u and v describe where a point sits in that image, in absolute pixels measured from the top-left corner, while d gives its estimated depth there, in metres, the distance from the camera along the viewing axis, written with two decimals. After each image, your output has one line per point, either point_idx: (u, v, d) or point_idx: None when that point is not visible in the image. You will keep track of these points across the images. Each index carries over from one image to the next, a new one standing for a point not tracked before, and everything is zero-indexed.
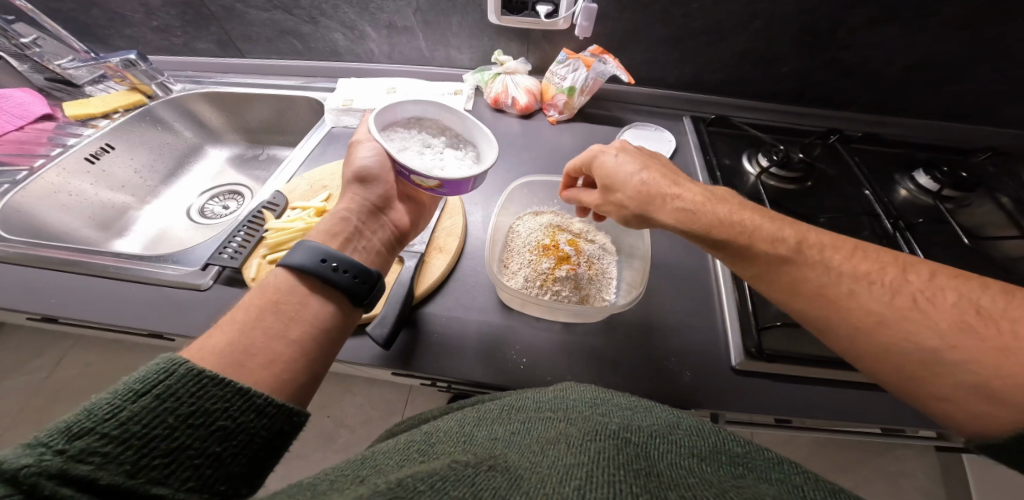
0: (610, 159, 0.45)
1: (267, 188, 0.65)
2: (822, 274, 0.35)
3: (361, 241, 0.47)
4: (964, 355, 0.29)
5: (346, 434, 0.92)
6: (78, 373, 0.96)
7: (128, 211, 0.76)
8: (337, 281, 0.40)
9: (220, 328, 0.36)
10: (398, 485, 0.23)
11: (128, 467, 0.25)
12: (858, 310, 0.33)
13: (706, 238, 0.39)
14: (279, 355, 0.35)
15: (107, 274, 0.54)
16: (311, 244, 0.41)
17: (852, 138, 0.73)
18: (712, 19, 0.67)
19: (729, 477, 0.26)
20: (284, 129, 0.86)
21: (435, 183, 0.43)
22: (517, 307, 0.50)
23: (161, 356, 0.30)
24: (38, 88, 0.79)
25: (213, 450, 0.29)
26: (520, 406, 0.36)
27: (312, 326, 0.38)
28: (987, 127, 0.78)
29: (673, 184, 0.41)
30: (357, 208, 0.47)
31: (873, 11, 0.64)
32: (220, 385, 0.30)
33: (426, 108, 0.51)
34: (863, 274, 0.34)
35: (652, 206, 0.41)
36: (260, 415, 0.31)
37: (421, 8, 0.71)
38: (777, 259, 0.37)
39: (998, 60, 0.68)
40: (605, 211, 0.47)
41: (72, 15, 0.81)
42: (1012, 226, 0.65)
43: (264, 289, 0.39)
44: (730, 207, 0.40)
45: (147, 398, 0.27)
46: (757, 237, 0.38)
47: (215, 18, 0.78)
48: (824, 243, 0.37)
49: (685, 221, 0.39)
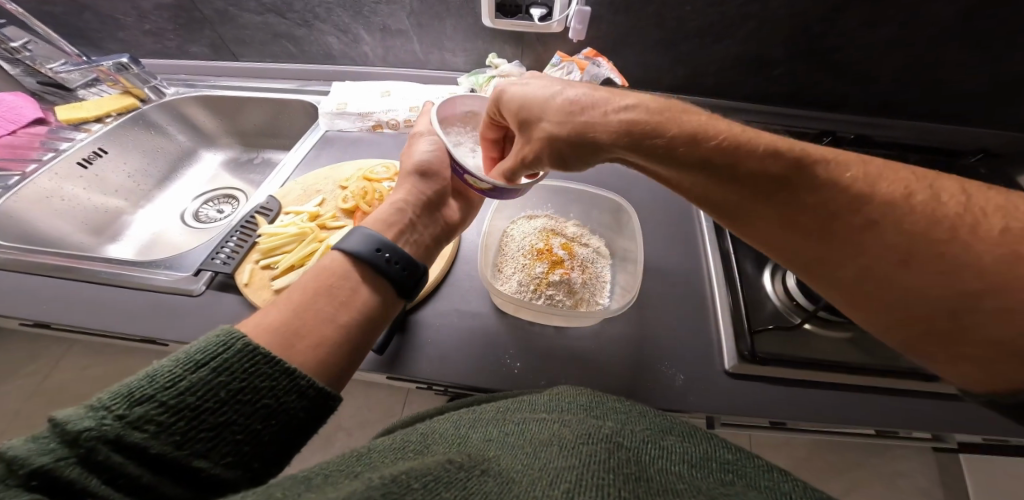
0: (523, 89, 0.40)
1: (262, 192, 0.65)
2: (828, 196, 0.28)
3: (414, 233, 0.47)
4: (1006, 294, 0.23)
5: (343, 438, 0.92)
6: (77, 377, 0.96)
7: (121, 216, 0.76)
8: (389, 273, 0.40)
9: (278, 304, 0.36)
10: (393, 480, 0.23)
11: (177, 438, 0.25)
12: (876, 243, 0.27)
13: (671, 154, 0.32)
14: (327, 338, 0.35)
15: (101, 280, 0.54)
16: (367, 231, 0.42)
17: (845, 140, 0.73)
18: (706, 21, 0.67)
19: (719, 484, 0.26)
20: (279, 132, 0.86)
21: (487, 186, 0.43)
22: (510, 311, 0.50)
23: (220, 327, 0.31)
24: (30, 92, 0.78)
25: (254, 428, 0.28)
26: (521, 406, 0.36)
27: (358, 312, 0.38)
28: (983, 128, 0.78)
29: (624, 95, 0.36)
30: (414, 199, 0.48)
31: (865, 13, 0.64)
32: (270, 363, 0.30)
33: (485, 104, 0.51)
34: (882, 197, 0.27)
35: (593, 124, 0.35)
36: (301, 396, 0.31)
37: (414, 12, 0.71)
38: (773, 179, 0.29)
39: (991, 63, 0.68)
40: (526, 154, 0.40)
41: (62, 18, 0.80)
42: None
43: (320, 271, 0.39)
44: (701, 118, 0.33)
45: (205, 369, 0.28)
46: (744, 153, 0.30)
47: (207, 21, 0.78)
48: (829, 158, 0.29)
49: (628, 134, 0.33)
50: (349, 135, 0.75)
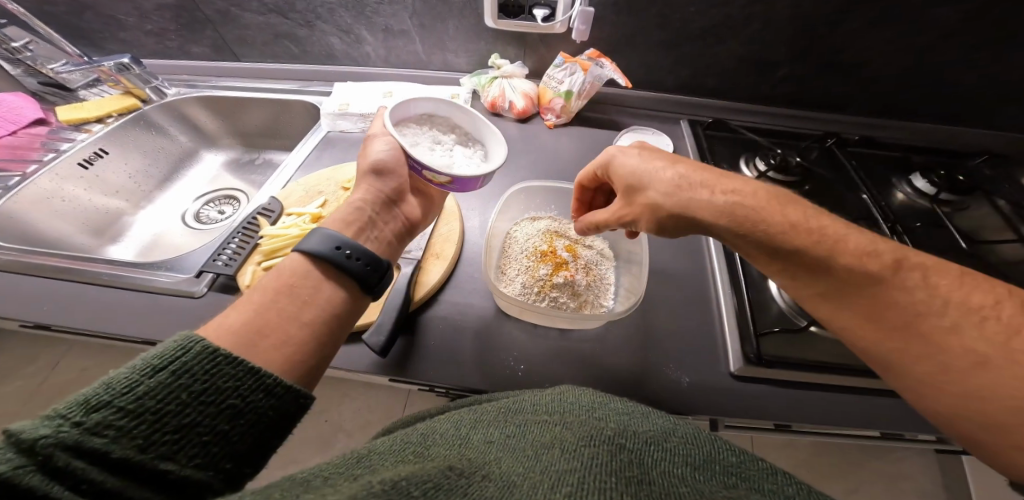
0: (631, 159, 0.44)
1: (263, 194, 0.65)
2: (916, 298, 0.32)
3: (375, 231, 0.47)
4: None
5: (344, 439, 0.92)
6: (75, 379, 0.96)
7: (122, 217, 0.76)
8: (349, 268, 0.40)
9: (237, 308, 0.36)
10: (392, 487, 0.22)
11: (140, 442, 0.25)
12: (959, 346, 0.30)
13: (766, 237, 0.36)
14: (291, 337, 0.35)
15: (101, 282, 0.53)
16: (327, 231, 0.41)
17: (849, 141, 0.73)
18: (709, 22, 0.67)
19: (721, 487, 0.26)
20: (279, 133, 0.86)
21: (446, 179, 0.44)
22: (514, 314, 0.50)
23: (177, 333, 0.30)
24: (31, 92, 0.78)
25: (221, 428, 0.28)
26: (517, 408, 0.36)
27: (325, 309, 0.38)
28: (984, 130, 0.78)
29: (724, 179, 0.40)
30: (372, 199, 0.47)
31: (869, 15, 0.64)
32: (233, 364, 0.30)
33: (438, 105, 0.51)
34: (974, 307, 0.31)
35: (697, 202, 0.38)
36: (269, 395, 0.31)
37: (417, 12, 0.71)
38: (861, 274, 0.34)
39: (994, 64, 0.68)
40: (631, 217, 0.43)
41: (64, 18, 0.80)
42: (1008, 230, 0.64)
43: (280, 272, 0.39)
44: (802, 212, 0.37)
45: (164, 373, 0.27)
46: (842, 249, 0.35)
47: (209, 21, 0.77)
48: (925, 264, 0.34)
49: (731, 217, 0.37)
50: (352, 136, 0.74)
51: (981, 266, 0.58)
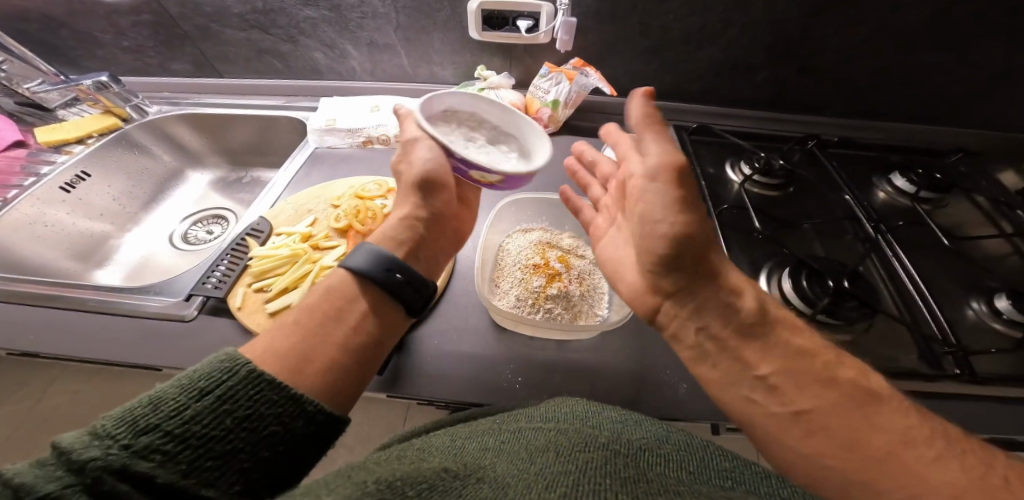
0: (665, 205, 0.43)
1: (252, 213, 0.64)
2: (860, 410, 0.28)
3: (424, 248, 0.47)
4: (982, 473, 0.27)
5: (344, 455, 0.91)
6: (66, 401, 0.93)
7: (108, 240, 0.74)
8: (400, 293, 0.40)
9: (284, 330, 0.35)
10: (387, 487, 0.23)
11: (184, 467, 0.24)
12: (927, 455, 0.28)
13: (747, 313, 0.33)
14: (336, 364, 0.35)
15: (87, 307, 0.52)
16: (376, 250, 0.41)
17: (829, 143, 0.75)
18: (689, 29, 0.68)
19: (718, 488, 0.27)
20: (268, 151, 0.85)
21: (495, 179, 0.43)
22: (510, 327, 0.50)
23: (224, 353, 0.30)
24: (7, 113, 0.76)
25: (262, 455, 0.27)
26: (517, 419, 0.36)
27: (368, 336, 0.37)
28: (958, 128, 0.80)
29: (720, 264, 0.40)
30: (421, 215, 0.47)
31: (840, 20, 0.66)
32: (275, 389, 0.29)
33: (463, 101, 0.49)
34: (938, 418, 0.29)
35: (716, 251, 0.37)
36: (308, 422, 0.30)
37: (401, 26, 0.71)
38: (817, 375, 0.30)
39: (961, 64, 0.71)
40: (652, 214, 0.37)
41: (39, 36, 0.79)
42: (987, 225, 0.66)
43: (327, 292, 0.39)
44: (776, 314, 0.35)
45: (210, 397, 0.27)
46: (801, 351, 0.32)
47: (188, 37, 0.76)
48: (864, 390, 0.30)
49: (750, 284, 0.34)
50: (341, 152, 0.74)
51: (963, 262, 0.60)
